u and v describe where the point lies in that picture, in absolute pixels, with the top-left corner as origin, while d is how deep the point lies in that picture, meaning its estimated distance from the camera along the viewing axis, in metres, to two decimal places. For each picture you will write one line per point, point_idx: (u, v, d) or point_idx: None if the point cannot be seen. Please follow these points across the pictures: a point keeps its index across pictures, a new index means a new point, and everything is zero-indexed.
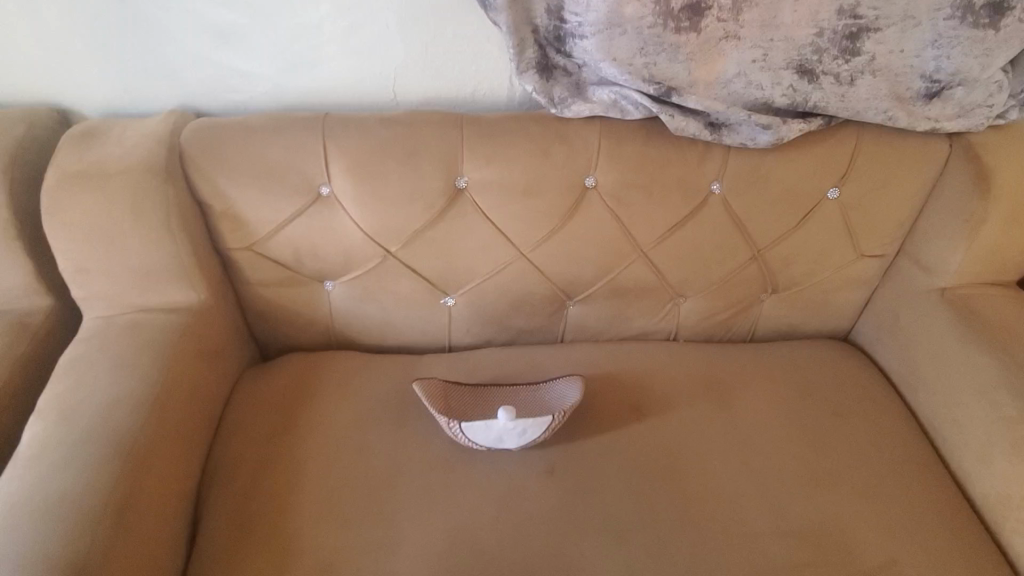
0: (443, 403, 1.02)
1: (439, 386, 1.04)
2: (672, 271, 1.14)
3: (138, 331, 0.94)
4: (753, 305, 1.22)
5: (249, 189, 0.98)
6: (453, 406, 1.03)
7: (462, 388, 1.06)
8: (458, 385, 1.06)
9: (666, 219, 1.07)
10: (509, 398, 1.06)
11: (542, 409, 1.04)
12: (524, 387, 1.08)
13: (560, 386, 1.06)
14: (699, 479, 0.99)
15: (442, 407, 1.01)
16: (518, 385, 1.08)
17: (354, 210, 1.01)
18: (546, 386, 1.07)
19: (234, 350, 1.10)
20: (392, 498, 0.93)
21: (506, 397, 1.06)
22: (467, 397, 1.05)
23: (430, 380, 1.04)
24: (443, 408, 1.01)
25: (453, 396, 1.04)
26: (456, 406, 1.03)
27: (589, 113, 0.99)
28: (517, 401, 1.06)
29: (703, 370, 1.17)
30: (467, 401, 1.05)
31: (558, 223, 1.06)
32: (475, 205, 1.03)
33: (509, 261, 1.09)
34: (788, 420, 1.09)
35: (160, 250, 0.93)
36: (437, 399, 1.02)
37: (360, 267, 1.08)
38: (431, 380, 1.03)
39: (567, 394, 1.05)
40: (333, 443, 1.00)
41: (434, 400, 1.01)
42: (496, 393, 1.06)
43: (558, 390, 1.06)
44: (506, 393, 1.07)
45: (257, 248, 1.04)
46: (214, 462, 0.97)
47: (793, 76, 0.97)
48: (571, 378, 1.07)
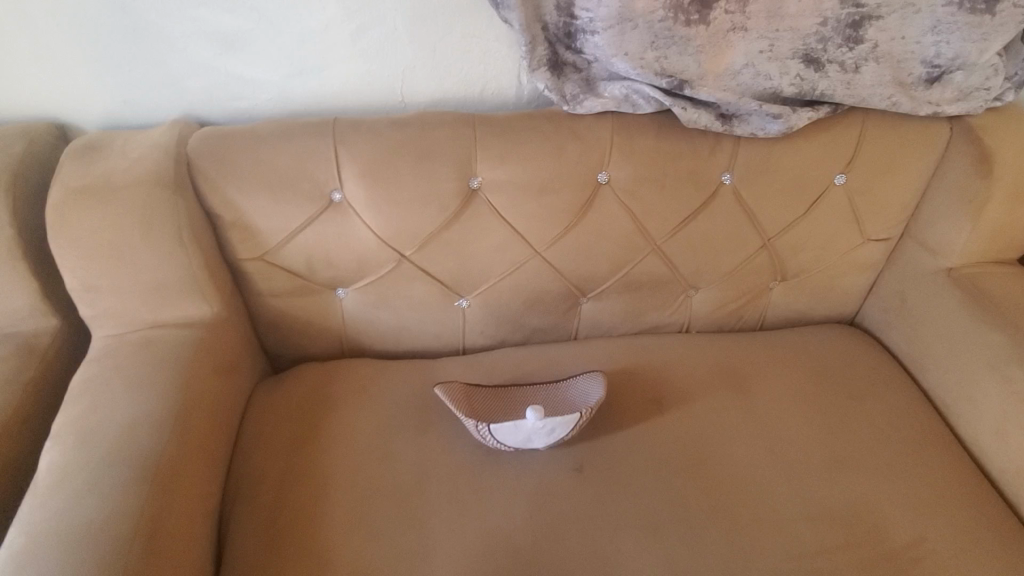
0: (467, 406, 1.01)
1: (461, 389, 1.03)
2: (684, 263, 1.14)
3: (153, 348, 0.92)
4: (763, 293, 1.24)
5: (260, 199, 0.96)
6: (477, 409, 1.02)
7: (484, 391, 1.05)
8: (480, 388, 1.05)
9: (679, 211, 1.08)
10: (532, 399, 1.06)
11: (567, 407, 1.04)
12: (546, 388, 1.07)
13: (581, 384, 1.06)
14: (727, 467, 1.00)
15: (467, 411, 1.00)
16: (539, 385, 1.08)
17: (368, 215, 1.00)
18: (567, 384, 1.07)
19: (248, 363, 1.08)
20: (423, 505, 0.92)
21: (528, 398, 1.06)
22: (490, 400, 1.05)
23: (451, 384, 1.04)
24: (468, 411, 1.00)
25: (475, 399, 1.04)
26: (480, 410, 1.02)
27: (601, 108, 0.99)
28: (540, 402, 1.05)
29: (719, 361, 1.18)
30: (490, 404, 1.04)
31: (573, 220, 1.06)
32: (489, 205, 1.02)
33: (524, 260, 1.09)
34: (807, 406, 1.11)
35: (172, 264, 0.91)
36: (461, 403, 1.01)
37: (374, 273, 1.07)
38: (452, 383, 1.03)
39: (590, 391, 1.05)
40: (357, 452, 0.98)
41: (458, 404, 1.00)
42: (518, 395, 1.06)
43: (579, 388, 1.06)
44: (528, 394, 1.06)
45: (269, 258, 1.02)
46: (237, 479, 0.95)
47: (800, 65, 0.99)
48: (592, 375, 1.07)
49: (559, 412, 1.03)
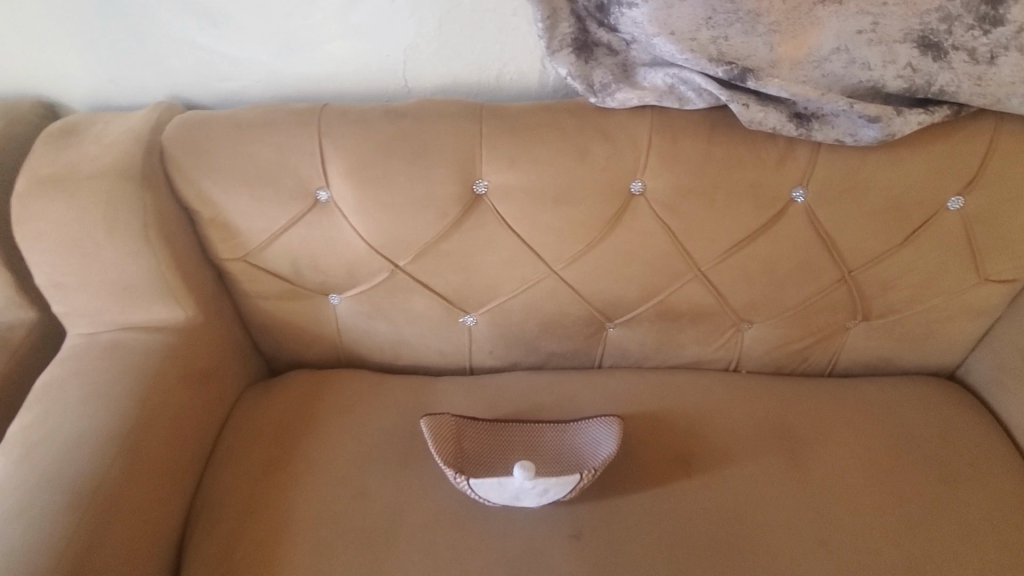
0: (454, 446, 0.86)
1: (451, 423, 0.88)
2: (735, 292, 0.93)
3: (118, 353, 0.85)
4: (836, 334, 1.01)
5: (239, 194, 0.86)
6: (467, 449, 0.87)
7: (478, 425, 0.90)
8: (474, 421, 0.90)
9: (732, 231, 0.87)
10: (535, 441, 0.90)
11: (574, 458, 0.88)
12: (552, 428, 0.91)
13: (594, 431, 0.89)
14: (764, 556, 0.80)
15: (453, 452, 0.86)
16: (544, 423, 0.91)
17: (357, 219, 0.87)
18: (577, 429, 0.90)
19: (233, 368, 1.00)
20: (392, 556, 0.80)
21: (530, 439, 0.90)
22: (484, 437, 0.89)
23: (440, 416, 0.89)
24: (455, 453, 0.85)
25: (467, 435, 0.89)
26: (470, 450, 0.87)
27: (638, 102, 0.80)
28: (543, 445, 0.89)
29: (771, 414, 0.97)
30: (484, 442, 0.89)
31: (596, 236, 0.88)
32: (496, 213, 0.87)
33: (538, 278, 0.93)
34: (878, 485, 0.88)
35: (139, 263, 0.83)
36: (447, 442, 0.86)
37: (367, 281, 0.94)
38: (441, 414, 0.88)
39: (602, 442, 0.87)
40: (330, 484, 0.88)
41: (444, 444, 0.85)
42: (518, 433, 0.90)
43: (591, 434, 0.89)
44: (531, 434, 0.90)
45: (252, 259, 0.92)
46: (202, 499, 0.86)
47: (913, 51, 0.74)
48: (607, 421, 0.90)
49: (563, 463, 0.87)
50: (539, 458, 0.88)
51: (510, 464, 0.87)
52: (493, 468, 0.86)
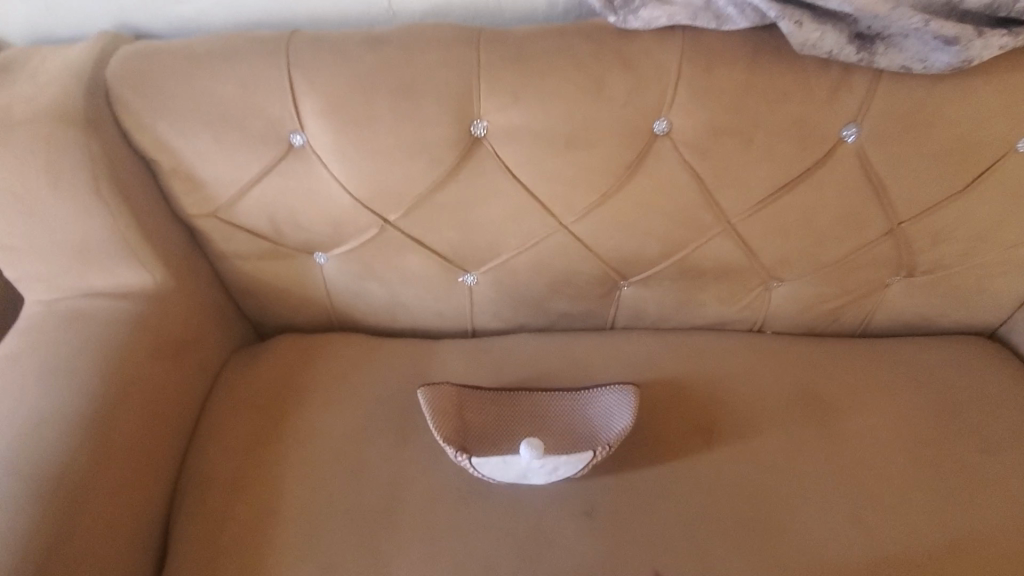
0: (456, 418, 0.79)
1: (453, 393, 0.81)
2: (767, 248, 0.83)
3: (81, 323, 0.76)
4: (874, 291, 0.91)
5: (201, 140, 0.75)
6: (470, 422, 0.80)
7: (483, 395, 0.83)
8: (478, 391, 0.83)
9: (768, 178, 0.76)
10: (545, 411, 0.82)
11: (586, 431, 0.80)
12: (563, 397, 0.83)
13: (609, 402, 0.82)
14: (789, 532, 0.75)
15: (454, 426, 0.79)
16: (555, 392, 0.84)
17: (339, 168, 0.76)
18: (589, 397, 0.83)
19: (215, 334, 0.92)
20: (390, 537, 0.75)
21: (539, 409, 0.83)
22: (489, 408, 0.82)
23: (441, 386, 0.82)
24: (456, 427, 0.79)
25: (470, 405, 0.82)
26: (474, 422, 0.81)
27: (667, 22, 0.67)
28: (553, 416, 0.82)
29: (799, 379, 0.89)
30: (490, 413, 0.82)
31: (612, 185, 0.77)
32: (498, 159, 0.75)
33: (545, 234, 0.82)
34: (915, 456, 0.82)
35: (94, 222, 0.73)
36: (449, 414, 0.79)
37: (354, 238, 0.84)
38: (441, 385, 0.81)
39: (618, 414, 0.80)
40: (323, 459, 0.81)
41: (445, 417, 0.79)
42: (526, 403, 0.83)
43: (605, 405, 0.82)
44: (540, 404, 0.83)
45: (223, 215, 0.82)
46: (187, 475, 0.81)
47: None
48: (622, 389, 0.82)
49: (575, 437, 0.80)
50: (549, 431, 0.81)
51: (516, 437, 0.81)
52: (498, 442, 0.80)
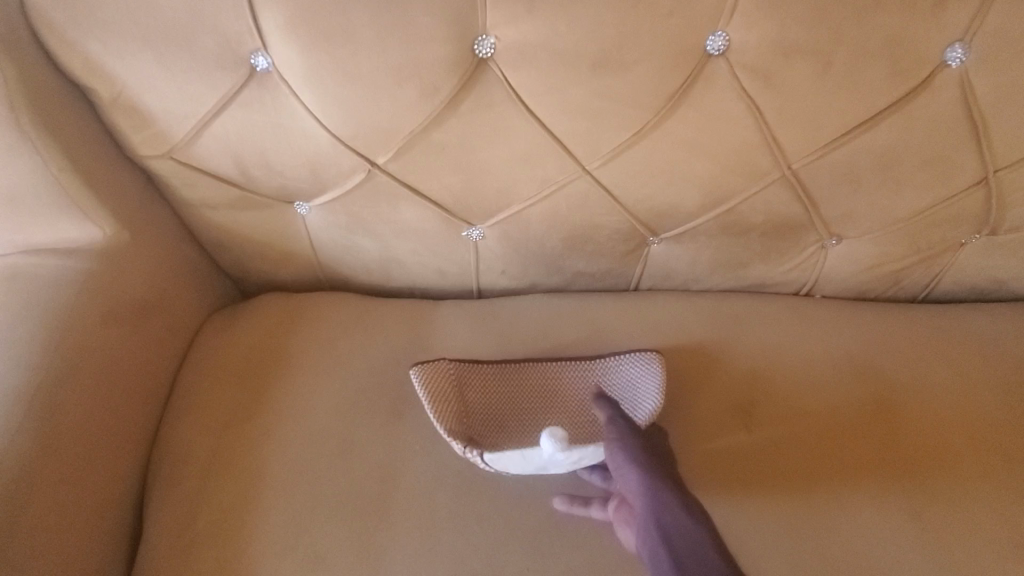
0: (458, 401, 0.69)
1: (451, 371, 0.71)
2: (831, 199, 0.69)
3: (23, 284, 0.66)
4: (949, 250, 0.78)
5: (143, 62, 0.61)
6: (473, 402, 0.70)
7: (486, 369, 0.72)
8: (479, 365, 0.72)
9: (844, 112, 0.61)
10: (558, 385, 0.72)
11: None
12: (578, 368, 0.73)
13: (631, 372, 0.71)
14: (839, 528, 0.65)
15: (456, 409, 0.69)
16: (568, 362, 0.73)
17: (315, 97, 0.62)
18: (608, 366, 0.73)
19: (187, 295, 0.81)
20: (385, 525, 0.67)
21: (552, 383, 0.72)
22: (494, 384, 0.72)
23: (436, 363, 0.71)
24: (458, 411, 0.69)
25: (472, 383, 0.71)
26: (478, 403, 0.71)
27: None
28: (568, 391, 0.72)
29: (854, 352, 0.77)
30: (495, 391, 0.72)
31: (648, 120, 0.62)
32: (509, 87, 0.61)
33: (564, 181, 0.69)
34: (985, 443, 0.71)
35: (23, 164, 0.61)
36: (448, 396, 0.69)
37: (338, 185, 0.71)
38: (438, 362, 0.70)
39: (643, 386, 0.70)
40: (310, 437, 0.73)
41: (445, 401, 0.68)
42: (537, 378, 0.73)
43: (627, 376, 0.72)
44: (553, 377, 0.73)
45: (182, 157, 0.69)
46: (159, 453, 0.72)
47: None
48: (645, 357, 0.72)
49: (594, 414, 0.71)
50: (563, 409, 0.71)
51: (527, 415, 0.71)
52: (506, 425, 0.70)
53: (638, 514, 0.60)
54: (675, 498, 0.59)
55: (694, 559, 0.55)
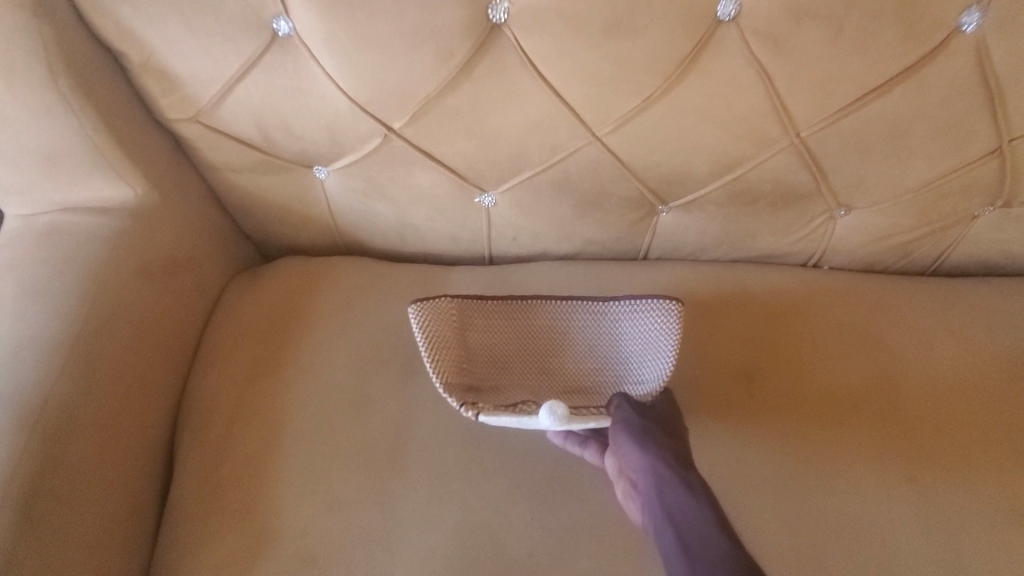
0: (458, 346, 0.70)
1: (451, 310, 0.70)
2: (841, 168, 0.70)
3: (61, 239, 0.70)
4: (962, 223, 0.78)
5: (171, 26, 0.63)
6: (474, 344, 0.71)
7: (487, 306, 0.72)
8: (479, 306, 0.72)
9: (855, 80, 0.61)
10: (562, 326, 0.73)
11: (611, 351, 0.72)
12: (584, 307, 0.72)
13: (640, 318, 0.70)
14: (834, 489, 0.67)
15: (456, 354, 0.69)
16: (571, 303, 0.73)
17: (333, 62, 0.64)
18: (611, 310, 0.72)
19: (212, 256, 0.85)
20: (397, 473, 0.71)
21: (555, 323, 0.73)
22: (496, 323, 0.73)
23: (435, 301, 0.70)
24: (458, 354, 0.69)
25: (473, 323, 0.72)
26: (480, 343, 0.72)
27: None
28: (572, 331, 0.73)
29: (860, 322, 0.78)
30: (496, 330, 0.73)
31: (660, 86, 0.63)
32: (522, 53, 0.62)
33: (575, 147, 0.70)
34: (987, 413, 0.72)
35: (61, 123, 0.64)
36: (448, 338, 0.69)
37: (356, 150, 0.74)
38: (438, 302, 0.70)
39: (651, 334, 0.70)
40: (328, 392, 0.76)
41: (445, 343, 0.69)
42: (540, 317, 0.73)
43: (635, 321, 0.71)
44: (557, 316, 0.73)
45: (208, 120, 0.72)
46: (188, 402, 0.77)
47: None
48: (653, 304, 0.69)
49: (598, 357, 0.72)
50: (566, 348, 0.72)
51: (528, 355, 0.72)
52: (508, 365, 0.72)
53: (644, 493, 0.61)
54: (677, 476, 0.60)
55: (699, 539, 0.56)
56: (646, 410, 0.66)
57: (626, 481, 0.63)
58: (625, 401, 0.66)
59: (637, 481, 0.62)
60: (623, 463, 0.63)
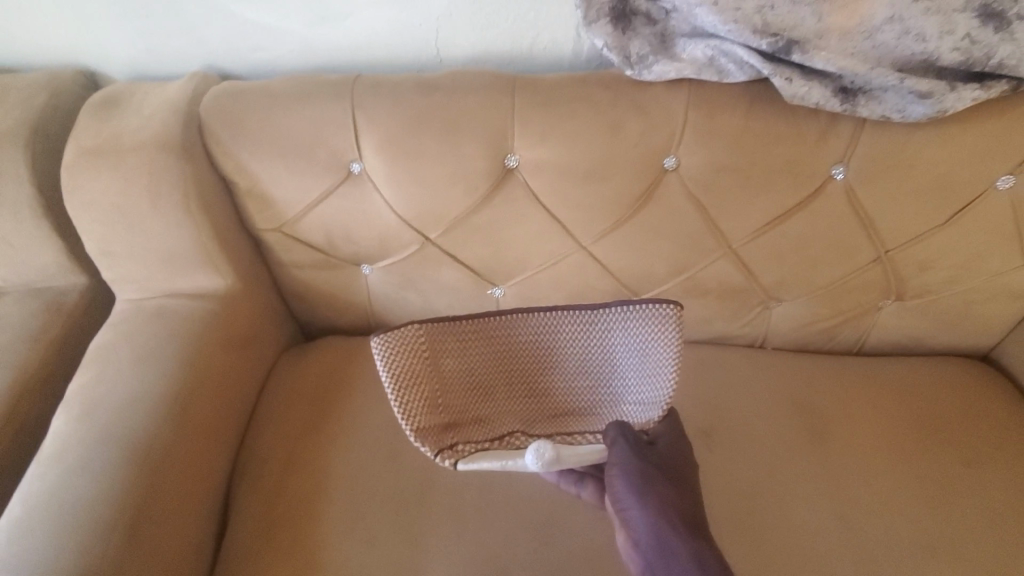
0: (431, 377, 0.66)
1: (418, 339, 0.64)
2: (766, 271, 0.93)
3: (164, 320, 0.89)
4: (869, 313, 0.99)
5: (273, 166, 0.87)
6: (448, 371, 0.67)
7: (459, 326, 0.66)
8: (449, 330, 0.66)
9: (765, 210, 0.86)
10: (546, 338, 0.68)
11: (601, 362, 0.69)
12: (570, 317, 0.66)
13: (635, 330, 0.65)
14: (779, 527, 0.82)
15: (430, 387, 0.66)
16: (556, 316, 0.66)
17: (389, 192, 0.88)
18: (602, 321, 0.66)
19: (271, 334, 1.04)
20: (421, 515, 0.85)
21: (539, 336, 0.67)
22: (471, 343, 0.67)
23: (397, 331, 0.64)
24: (433, 387, 0.66)
25: (445, 348, 0.67)
26: (456, 367, 0.68)
27: (676, 75, 0.78)
28: (560, 342, 0.67)
29: (797, 392, 0.97)
30: (472, 350, 0.67)
31: (626, 212, 0.87)
32: (527, 187, 0.87)
33: (566, 253, 0.93)
34: (902, 465, 0.88)
35: (181, 232, 0.86)
36: (418, 372, 0.65)
37: (397, 253, 0.96)
38: (400, 334, 0.64)
39: (644, 344, 0.65)
40: (363, 446, 0.92)
41: (415, 379, 0.65)
42: (522, 330, 0.67)
43: (626, 330, 0.65)
44: (541, 328, 0.67)
45: (287, 230, 0.95)
46: (246, 455, 0.92)
47: (973, 20, 0.68)
48: (649, 315, 0.64)
49: (588, 367, 0.69)
50: (554, 361, 0.69)
51: (512, 373, 0.69)
52: (490, 388, 0.69)
53: (647, 555, 0.66)
54: (679, 540, 0.65)
55: None
56: (646, 452, 0.71)
57: (628, 539, 0.68)
58: (622, 440, 0.69)
59: (639, 540, 0.67)
60: (628, 520, 0.68)
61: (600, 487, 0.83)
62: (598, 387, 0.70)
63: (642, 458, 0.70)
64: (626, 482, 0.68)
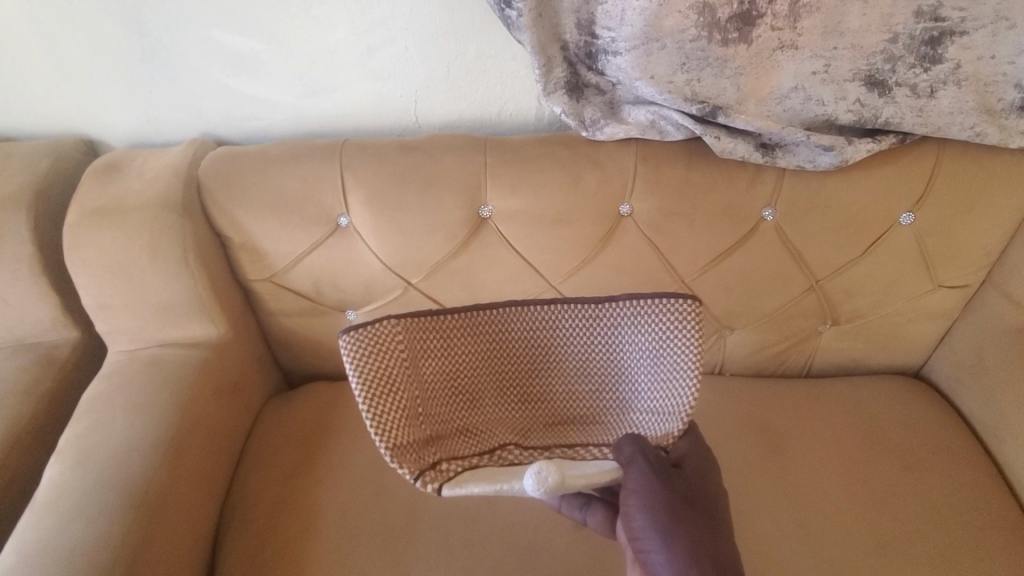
0: (410, 386, 0.69)
1: (397, 342, 0.68)
2: (716, 302, 1.04)
3: (157, 368, 0.93)
4: (810, 338, 1.11)
5: (266, 220, 0.95)
6: (429, 376, 0.71)
7: (446, 323, 0.71)
8: (432, 332, 0.70)
9: (710, 248, 0.97)
10: (542, 336, 0.72)
11: (601, 360, 0.73)
12: (564, 314, 0.71)
13: (637, 324, 0.70)
14: (746, 538, 0.89)
15: (409, 394, 0.69)
16: (550, 313, 0.71)
17: (374, 242, 0.97)
18: (602, 317, 0.71)
19: (259, 381, 1.08)
20: (410, 547, 0.89)
21: (535, 331, 0.72)
22: (457, 345, 0.71)
23: (375, 329, 0.67)
24: (413, 394, 0.70)
25: (430, 346, 0.71)
26: (438, 369, 0.71)
27: (624, 135, 0.90)
28: (555, 341, 0.72)
29: (754, 413, 1.06)
30: (458, 353, 0.72)
31: (589, 253, 0.98)
32: (500, 234, 0.96)
33: (538, 292, 1.02)
34: (851, 474, 0.97)
35: (177, 284, 0.92)
36: (394, 378, 0.68)
37: (382, 298, 1.03)
38: (371, 337, 0.67)
39: (643, 340, 0.70)
40: (352, 485, 0.96)
41: (394, 383, 0.68)
42: (516, 326, 0.72)
43: (624, 327, 0.71)
44: (535, 326, 0.72)
45: (277, 280, 1.01)
46: (234, 499, 0.94)
47: (861, 88, 0.84)
48: (651, 309, 0.69)
49: (588, 367, 0.74)
50: (550, 360, 0.74)
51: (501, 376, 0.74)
52: (479, 393, 0.74)
53: None
54: None
55: None
56: (673, 479, 0.72)
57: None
58: (640, 460, 0.70)
59: None
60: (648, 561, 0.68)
61: (610, 514, 0.79)
62: (595, 389, 0.75)
63: (662, 485, 0.70)
64: (645, 516, 0.70)
